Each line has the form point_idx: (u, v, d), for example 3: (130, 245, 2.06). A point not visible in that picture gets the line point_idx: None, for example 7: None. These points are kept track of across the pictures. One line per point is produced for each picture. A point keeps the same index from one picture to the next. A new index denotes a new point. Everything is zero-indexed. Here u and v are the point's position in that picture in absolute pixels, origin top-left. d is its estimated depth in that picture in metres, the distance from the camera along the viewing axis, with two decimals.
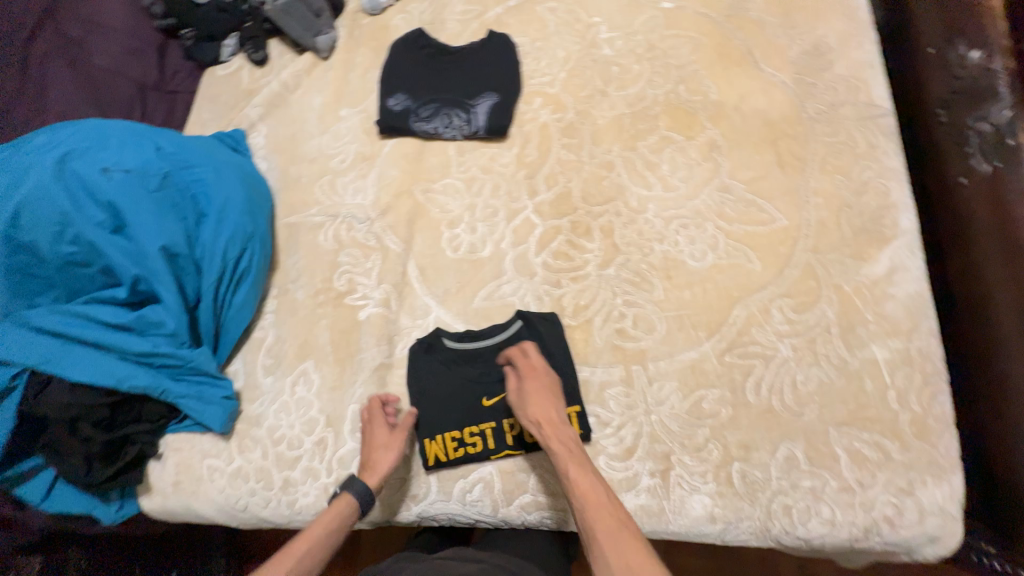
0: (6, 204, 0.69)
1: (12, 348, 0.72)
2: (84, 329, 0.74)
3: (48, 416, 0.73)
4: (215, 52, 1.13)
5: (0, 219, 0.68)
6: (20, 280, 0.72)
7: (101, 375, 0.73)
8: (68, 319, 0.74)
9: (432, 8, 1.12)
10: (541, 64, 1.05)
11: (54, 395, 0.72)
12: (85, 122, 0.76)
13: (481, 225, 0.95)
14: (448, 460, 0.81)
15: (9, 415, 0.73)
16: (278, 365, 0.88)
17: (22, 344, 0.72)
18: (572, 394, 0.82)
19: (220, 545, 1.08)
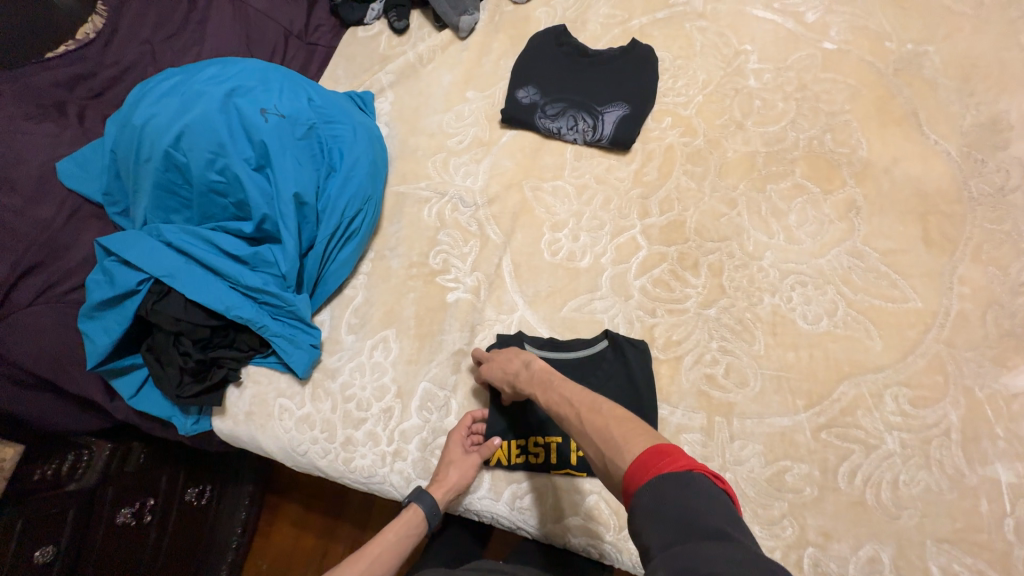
0: (173, 124, 0.73)
1: (143, 256, 0.76)
2: (207, 253, 0.78)
3: (158, 324, 0.77)
4: (360, 13, 1.14)
5: (165, 137, 0.73)
6: (165, 195, 0.77)
7: (213, 299, 0.77)
8: (196, 241, 0.79)
9: (577, 6, 1.09)
10: (678, 83, 1.00)
11: (169, 308, 0.77)
12: (252, 63, 0.80)
13: (585, 235, 0.93)
14: (509, 463, 0.80)
15: (126, 315, 0.77)
16: (362, 326, 0.90)
17: (151, 254, 0.77)
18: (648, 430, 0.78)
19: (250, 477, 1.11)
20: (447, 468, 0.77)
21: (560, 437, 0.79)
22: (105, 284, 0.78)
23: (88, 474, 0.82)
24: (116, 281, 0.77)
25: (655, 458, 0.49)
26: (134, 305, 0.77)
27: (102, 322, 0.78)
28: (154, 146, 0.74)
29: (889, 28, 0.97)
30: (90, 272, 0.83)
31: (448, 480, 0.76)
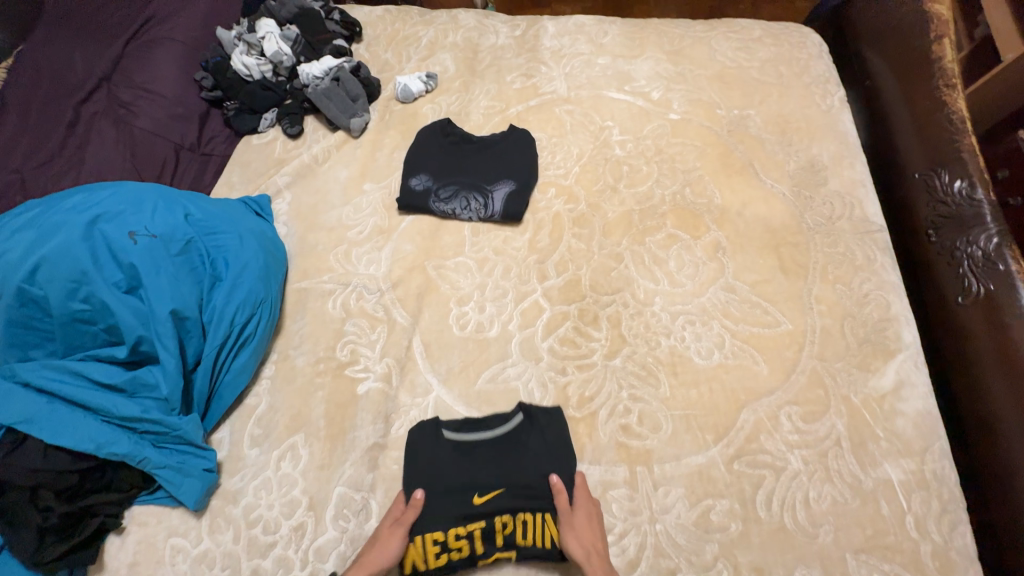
0: (27, 258, 0.69)
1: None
2: (73, 387, 0.71)
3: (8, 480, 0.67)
4: (253, 123, 1.18)
5: (18, 273, 0.68)
6: (20, 331, 0.71)
7: (79, 439, 0.69)
8: (59, 376, 0.72)
9: (459, 101, 1.21)
10: (556, 158, 1.12)
11: (23, 458, 0.68)
12: (123, 186, 0.79)
13: (490, 305, 0.96)
14: (428, 569, 0.73)
15: None
16: (266, 437, 0.84)
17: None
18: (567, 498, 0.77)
19: None
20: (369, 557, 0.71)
21: (483, 522, 0.75)
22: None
23: None
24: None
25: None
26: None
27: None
28: (4, 283, 0.69)
29: (718, 99, 1.17)
30: None
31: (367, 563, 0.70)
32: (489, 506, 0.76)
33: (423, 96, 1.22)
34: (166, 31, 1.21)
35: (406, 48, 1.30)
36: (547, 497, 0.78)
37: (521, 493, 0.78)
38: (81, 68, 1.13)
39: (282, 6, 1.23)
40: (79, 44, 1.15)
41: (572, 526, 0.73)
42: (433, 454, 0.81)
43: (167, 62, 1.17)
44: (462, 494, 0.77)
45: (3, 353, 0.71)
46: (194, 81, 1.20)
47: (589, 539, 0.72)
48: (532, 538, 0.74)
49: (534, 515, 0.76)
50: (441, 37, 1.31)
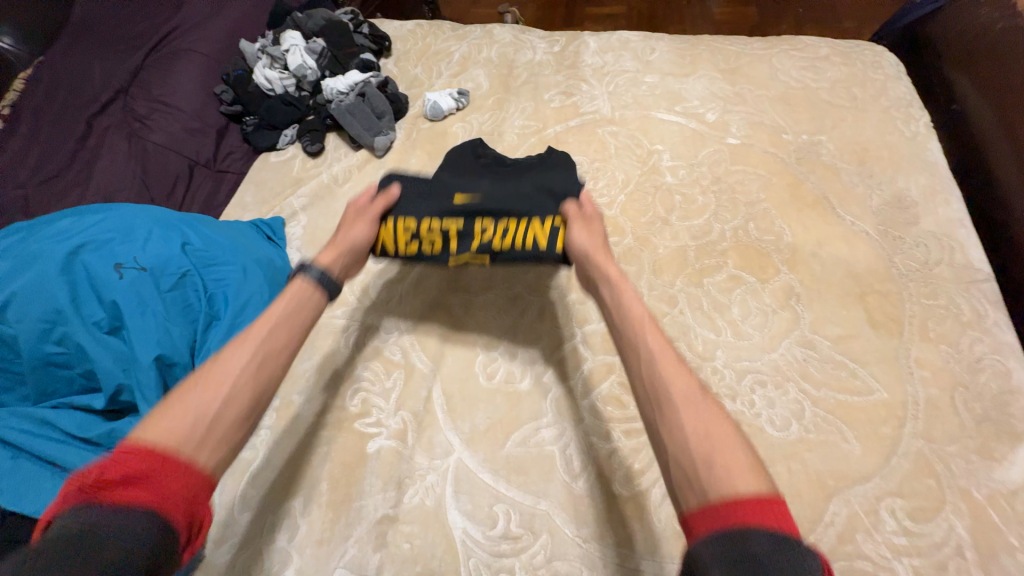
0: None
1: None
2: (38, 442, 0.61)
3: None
4: (272, 140, 1.10)
5: None
6: None
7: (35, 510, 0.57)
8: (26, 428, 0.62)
9: (492, 119, 1.12)
10: (598, 184, 1.00)
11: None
12: (116, 210, 0.71)
13: (522, 351, 0.84)
14: (398, 250, 0.79)
15: None
16: (261, 499, 0.72)
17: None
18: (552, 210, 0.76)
19: None
20: (339, 240, 0.74)
21: (459, 226, 0.78)
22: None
23: None
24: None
25: (748, 499, 0.39)
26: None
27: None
28: None
29: (783, 122, 1.04)
30: None
31: (338, 245, 0.72)
32: (469, 205, 0.78)
33: (453, 114, 1.12)
34: (189, 42, 1.16)
35: (437, 64, 1.21)
36: (542, 207, 0.78)
37: (509, 201, 0.78)
38: (99, 78, 1.07)
39: (309, 17, 1.15)
40: (99, 55, 1.10)
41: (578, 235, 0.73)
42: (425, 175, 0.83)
43: (188, 75, 1.12)
44: (451, 186, 0.82)
45: None
46: (213, 94, 1.14)
47: (596, 248, 0.70)
48: (509, 240, 0.76)
49: (513, 220, 0.76)
50: (475, 52, 1.22)
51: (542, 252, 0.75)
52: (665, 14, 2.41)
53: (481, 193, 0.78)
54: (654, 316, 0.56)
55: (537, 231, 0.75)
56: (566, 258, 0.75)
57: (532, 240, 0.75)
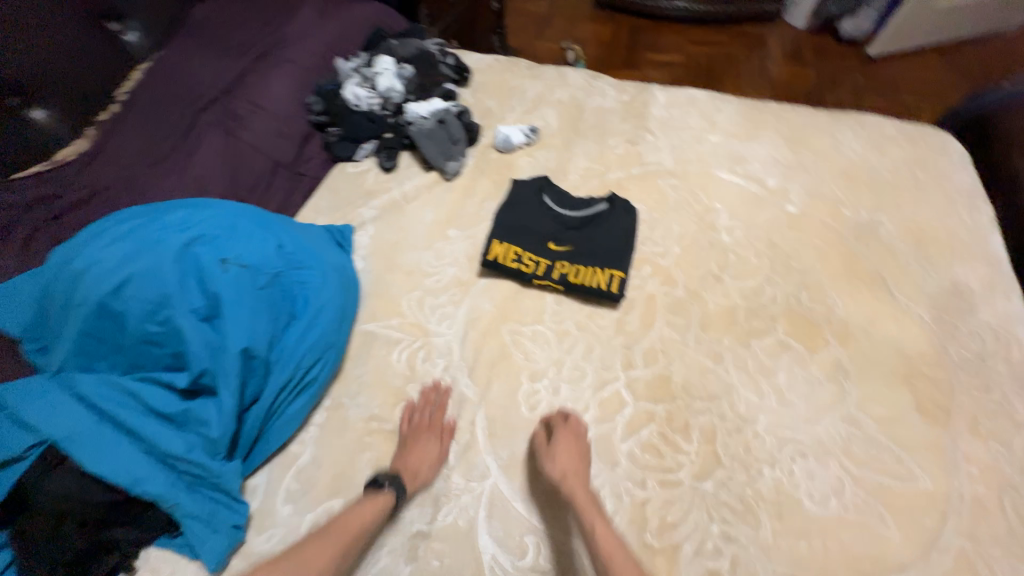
0: (118, 270, 0.67)
1: (46, 417, 0.65)
2: (124, 411, 0.66)
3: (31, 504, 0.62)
4: (351, 151, 1.18)
5: (105, 284, 0.66)
6: (90, 341, 0.68)
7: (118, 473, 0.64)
8: (115, 397, 0.67)
9: (557, 158, 1.18)
10: (654, 233, 1.03)
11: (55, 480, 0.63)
12: (225, 208, 0.78)
13: (566, 387, 0.86)
14: (503, 264, 0.96)
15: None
16: (304, 495, 0.76)
17: (54, 414, 0.65)
18: (621, 264, 0.96)
19: None
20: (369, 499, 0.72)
21: (550, 258, 0.96)
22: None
23: None
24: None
25: None
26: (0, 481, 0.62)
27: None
28: (90, 291, 0.66)
29: (843, 196, 1.06)
30: None
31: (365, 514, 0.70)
32: (560, 249, 0.98)
33: (522, 148, 1.19)
34: (289, 53, 1.26)
35: (510, 99, 1.30)
36: (611, 259, 0.96)
37: (589, 251, 0.97)
38: (206, 78, 1.17)
39: (402, 45, 1.25)
40: (209, 57, 1.20)
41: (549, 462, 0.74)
42: (533, 201, 1.04)
43: (284, 85, 1.22)
44: (546, 235, 0.99)
45: (70, 360, 0.69)
46: (304, 104, 1.23)
47: (570, 466, 0.74)
48: (586, 278, 0.94)
49: (590, 267, 0.95)
50: (547, 92, 1.31)
51: (610, 294, 0.93)
52: (722, 68, 2.47)
53: (570, 240, 0.99)
54: (607, 530, 0.67)
55: (605, 277, 0.94)
56: (620, 299, 0.93)
57: (602, 284, 0.93)
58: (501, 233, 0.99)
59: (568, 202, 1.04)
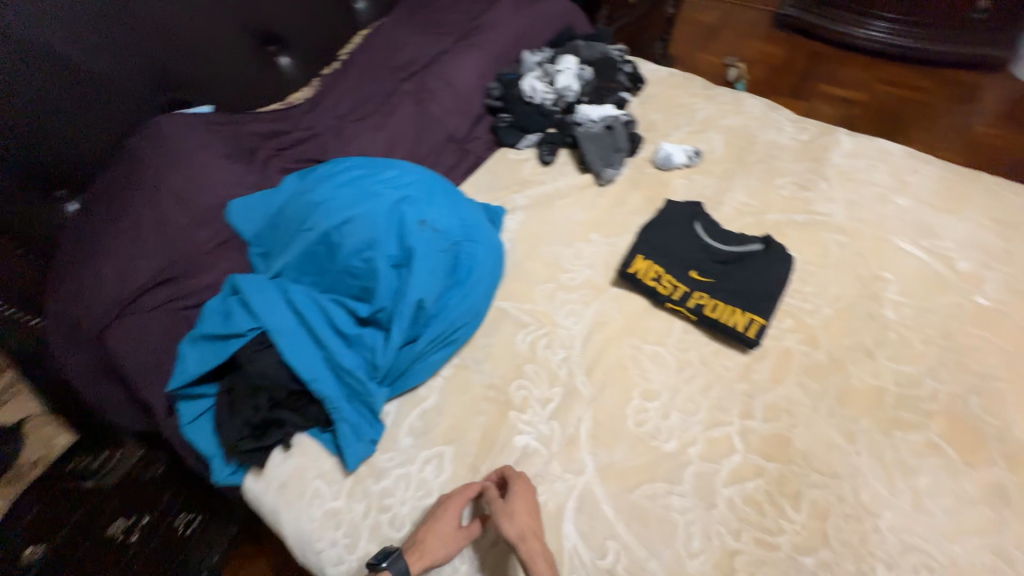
0: (345, 210, 0.82)
1: (267, 308, 0.82)
2: (319, 322, 0.82)
3: (247, 369, 0.81)
4: (515, 139, 1.28)
5: (335, 219, 0.82)
6: (310, 260, 0.84)
7: (307, 370, 0.79)
8: (316, 308, 0.83)
9: (715, 187, 1.15)
10: (806, 288, 0.98)
11: (266, 356, 0.82)
12: (427, 176, 0.91)
13: (676, 415, 0.87)
14: (641, 280, 0.98)
15: (223, 355, 0.82)
16: (423, 433, 0.87)
17: (272, 308, 0.82)
18: (763, 310, 0.93)
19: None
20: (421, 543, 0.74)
21: (688, 286, 0.96)
22: (224, 320, 0.84)
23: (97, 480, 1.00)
24: (232, 322, 0.83)
25: None
26: (231, 346, 0.82)
27: (203, 354, 0.84)
28: (323, 222, 0.83)
29: None
30: (211, 303, 0.89)
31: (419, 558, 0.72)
32: (701, 279, 0.97)
33: (680, 170, 1.18)
34: (482, 39, 1.38)
35: (678, 117, 1.30)
36: (754, 303, 0.93)
37: (731, 288, 0.96)
38: (411, 52, 1.34)
39: (588, 47, 1.31)
40: (417, 34, 1.37)
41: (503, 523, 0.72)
42: (684, 226, 1.03)
43: (470, 66, 1.34)
44: (689, 261, 0.99)
45: (291, 271, 0.86)
46: (484, 88, 1.35)
47: (526, 524, 0.73)
48: (722, 315, 0.93)
49: (729, 305, 0.94)
50: (718, 116, 1.29)
51: (744, 338, 0.91)
52: (909, 116, 2.17)
53: (713, 273, 0.98)
54: None
55: (743, 319, 0.92)
56: (754, 345, 0.90)
57: (738, 325, 0.92)
58: (647, 250, 1.01)
59: (719, 234, 1.03)
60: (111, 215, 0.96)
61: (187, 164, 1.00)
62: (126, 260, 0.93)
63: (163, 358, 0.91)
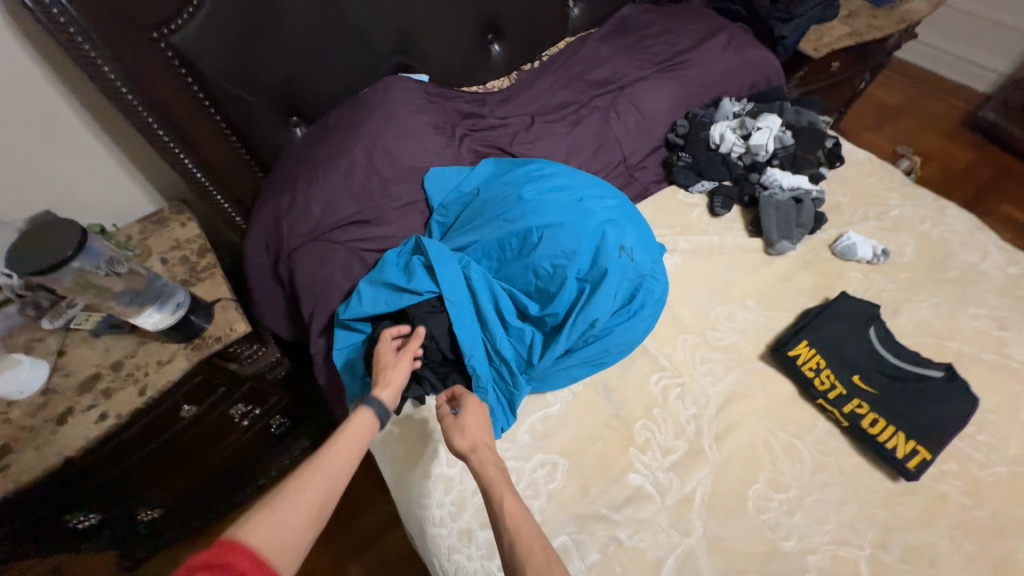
0: (554, 217, 0.91)
1: (450, 278, 0.88)
2: (489, 306, 0.88)
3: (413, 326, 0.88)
4: (690, 181, 1.26)
5: (543, 221, 0.90)
6: (501, 247, 0.93)
7: (470, 346, 0.86)
8: (489, 291, 0.90)
9: (896, 293, 1.07)
10: (980, 437, 0.89)
11: (434, 320, 0.88)
12: (626, 208, 0.99)
13: (801, 515, 0.83)
14: (798, 366, 0.94)
15: (395, 304, 0.89)
16: (543, 438, 0.90)
17: (453, 279, 0.88)
18: (929, 444, 0.85)
19: (211, 456, 1.24)
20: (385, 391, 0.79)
21: (845, 389, 0.91)
22: (405, 276, 0.91)
23: (236, 363, 1.13)
24: (414, 280, 0.89)
25: None
26: (406, 300, 0.89)
27: (375, 299, 0.91)
28: (529, 219, 0.91)
29: None
30: (391, 253, 0.97)
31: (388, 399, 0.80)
32: (862, 387, 0.92)
33: (859, 264, 1.12)
34: (683, 74, 1.38)
35: (869, 208, 1.22)
36: (920, 432, 0.86)
37: (896, 408, 0.89)
38: (610, 70, 1.38)
39: (794, 113, 1.31)
40: (621, 55, 1.41)
41: (456, 437, 0.75)
42: (854, 326, 0.99)
43: (664, 97, 1.34)
44: (852, 365, 0.94)
45: (476, 250, 0.94)
46: (669, 122, 1.36)
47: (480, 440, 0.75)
48: (879, 433, 0.86)
49: (891, 426, 0.87)
50: (915, 220, 1.19)
51: (899, 466, 0.84)
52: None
53: (877, 386, 0.92)
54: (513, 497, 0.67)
55: (904, 446, 0.85)
56: (910, 478, 0.83)
57: (895, 449, 0.85)
58: (810, 338, 0.97)
59: (890, 347, 0.97)
60: (327, 149, 1.07)
61: (401, 124, 1.09)
62: (332, 194, 1.03)
63: (330, 288, 1.00)
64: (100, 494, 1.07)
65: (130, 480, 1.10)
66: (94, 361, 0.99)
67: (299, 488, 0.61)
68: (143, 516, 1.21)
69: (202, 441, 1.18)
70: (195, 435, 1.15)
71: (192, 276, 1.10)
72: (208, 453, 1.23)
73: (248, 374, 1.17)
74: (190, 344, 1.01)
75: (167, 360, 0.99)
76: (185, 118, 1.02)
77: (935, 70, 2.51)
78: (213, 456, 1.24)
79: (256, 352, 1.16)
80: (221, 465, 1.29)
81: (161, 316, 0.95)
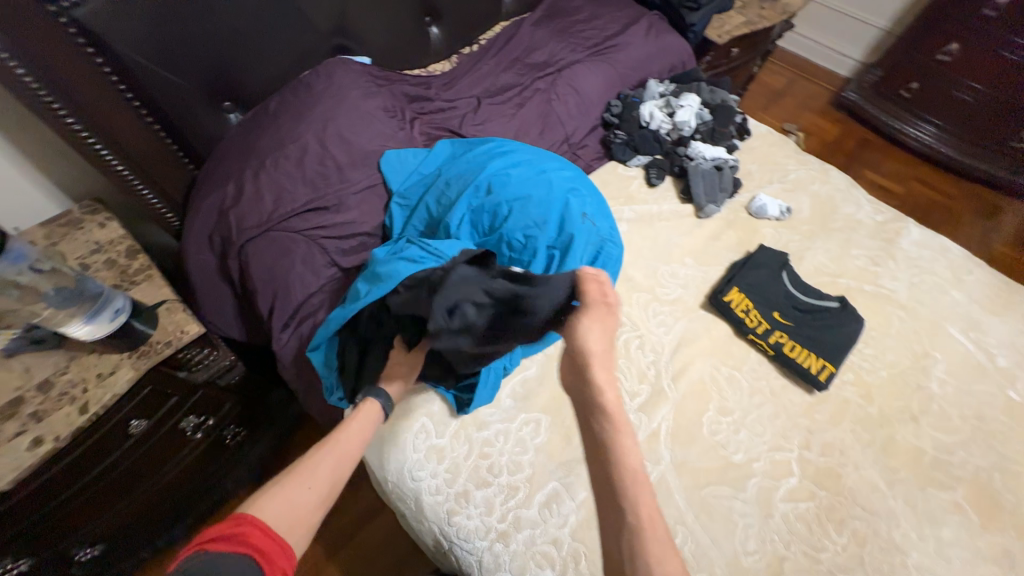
0: (522, 190, 0.98)
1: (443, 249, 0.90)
2: None
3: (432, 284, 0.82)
4: (627, 156, 1.38)
5: (511, 195, 0.97)
6: (475, 226, 0.98)
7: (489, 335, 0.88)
8: None
9: (799, 243, 1.28)
10: (868, 351, 1.11)
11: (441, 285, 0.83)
12: (584, 178, 1.08)
13: (745, 432, 0.98)
14: (733, 309, 1.10)
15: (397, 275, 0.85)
16: (524, 399, 0.97)
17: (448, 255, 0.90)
18: (833, 359, 1.05)
19: (163, 476, 1.13)
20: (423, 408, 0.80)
21: (769, 324, 1.09)
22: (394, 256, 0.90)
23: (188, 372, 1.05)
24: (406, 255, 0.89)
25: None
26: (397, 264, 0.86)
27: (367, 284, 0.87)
28: (497, 193, 0.97)
29: None
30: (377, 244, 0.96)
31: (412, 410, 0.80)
32: (780, 321, 1.10)
33: (770, 221, 1.31)
34: (613, 56, 1.49)
35: (773, 174, 1.43)
36: (825, 352, 1.05)
37: (806, 336, 1.08)
38: (546, 53, 1.45)
39: (710, 93, 1.49)
40: (554, 39, 1.48)
41: (594, 326, 0.71)
42: (770, 272, 1.17)
43: (599, 78, 1.44)
44: (772, 303, 1.12)
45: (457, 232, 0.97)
46: (604, 103, 1.46)
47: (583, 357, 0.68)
48: (797, 356, 1.04)
49: (804, 349, 1.05)
50: (808, 181, 1.42)
51: (813, 381, 1.02)
52: (938, 216, 2.32)
53: (791, 319, 1.10)
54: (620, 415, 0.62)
55: (816, 364, 1.04)
56: (821, 389, 1.02)
57: (810, 368, 1.03)
58: (739, 286, 1.14)
59: (798, 286, 1.16)
60: (273, 135, 1.02)
61: (351, 108, 1.07)
62: (285, 182, 1.00)
63: (292, 278, 0.96)
64: (30, 537, 0.92)
65: (67, 514, 0.96)
66: (13, 384, 0.87)
67: (314, 467, 0.64)
68: (80, 555, 1.07)
69: (151, 460, 1.07)
70: (144, 454, 1.04)
71: (125, 281, 0.99)
72: (159, 472, 1.11)
73: (197, 381, 1.08)
74: (135, 351, 0.92)
75: (107, 371, 0.90)
76: (98, 104, 0.91)
77: (817, 61, 2.90)
78: (165, 476, 1.13)
79: (208, 360, 1.09)
80: (173, 486, 1.18)
81: (94, 326, 0.85)
